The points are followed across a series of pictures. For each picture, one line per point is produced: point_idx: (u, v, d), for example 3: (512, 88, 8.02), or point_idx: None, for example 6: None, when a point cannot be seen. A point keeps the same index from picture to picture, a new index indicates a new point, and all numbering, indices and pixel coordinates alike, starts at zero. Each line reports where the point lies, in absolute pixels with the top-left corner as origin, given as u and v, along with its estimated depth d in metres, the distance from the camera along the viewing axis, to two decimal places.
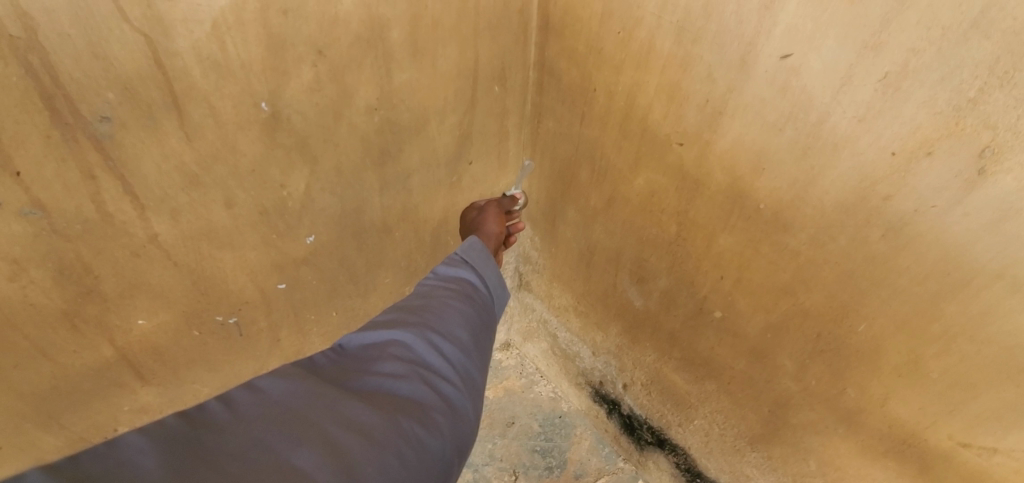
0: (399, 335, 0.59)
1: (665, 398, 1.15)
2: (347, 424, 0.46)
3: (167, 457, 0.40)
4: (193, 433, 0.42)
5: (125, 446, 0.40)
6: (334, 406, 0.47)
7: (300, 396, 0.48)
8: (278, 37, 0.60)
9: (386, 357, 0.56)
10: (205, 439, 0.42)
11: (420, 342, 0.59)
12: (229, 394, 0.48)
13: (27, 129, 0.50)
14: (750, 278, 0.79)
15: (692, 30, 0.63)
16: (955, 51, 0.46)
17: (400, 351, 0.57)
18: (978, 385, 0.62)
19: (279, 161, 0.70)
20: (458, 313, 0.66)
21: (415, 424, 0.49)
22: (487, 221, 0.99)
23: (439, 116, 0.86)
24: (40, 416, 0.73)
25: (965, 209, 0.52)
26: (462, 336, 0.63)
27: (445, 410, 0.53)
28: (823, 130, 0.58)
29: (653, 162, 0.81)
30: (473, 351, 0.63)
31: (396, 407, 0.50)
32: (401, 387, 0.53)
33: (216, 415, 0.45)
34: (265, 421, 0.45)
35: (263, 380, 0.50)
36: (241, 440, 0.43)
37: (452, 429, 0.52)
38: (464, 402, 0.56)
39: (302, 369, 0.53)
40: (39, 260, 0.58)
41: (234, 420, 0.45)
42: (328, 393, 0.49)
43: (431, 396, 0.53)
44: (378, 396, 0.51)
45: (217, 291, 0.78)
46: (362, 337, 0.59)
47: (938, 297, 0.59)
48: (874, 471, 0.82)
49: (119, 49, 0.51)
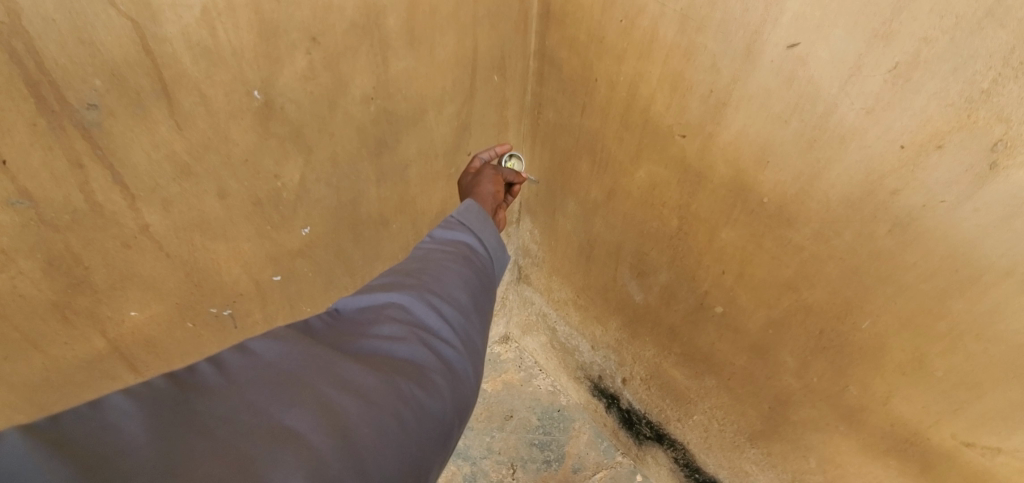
0: (396, 297, 0.55)
1: (664, 393, 1.14)
2: (343, 386, 0.42)
3: (154, 423, 0.36)
4: (182, 396, 0.38)
5: (109, 409, 0.36)
6: (329, 367, 0.44)
7: (295, 358, 0.44)
8: (271, 24, 0.58)
9: (383, 319, 0.52)
10: (195, 402, 0.38)
11: (420, 304, 0.55)
12: (220, 355, 0.44)
13: (12, 116, 0.48)
14: (751, 274, 0.78)
15: (697, 18, 0.62)
16: (969, 40, 0.45)
17: (397, 314, 0.53)
18: (984, 385, 0.61)
19: (273, 150, 0.69)
20: (458, 275, 0.61)
21: (414, 386, 0.46)
22: (481, 182, 0.85)
23: (437, 106, 0.84)
24: (33, 408, 0.71)
25: (974, 205, 0.51)
26: (462, 297, 0.59)
27: (444, 372, 0.50)
28: (831, 122, 0.56)
29: (656, 153, 0.79)
30: (473, 313, 0.59)
31: (394, 369, 0.46)
32: (400, 349, 0.49)
33: (206, 377, 0.41)
34: (259, 383, 0.41)
35: (255, 342, 0.46)
36: (232, 404, 0.39)
37: (452, 392, 0.49)
38: (464, 365, 0.52)
39: (296, 330, 0.49)
40: (28, 251, 0.56)
41: (225, 384, 0.41)
42: (323, 355, 0.46)
43: (431, 358, 0.50)
44: (375, 358, 0.47)
45: (211, 282, 0.77)
46: (358, 300, 0.55)
47: (944, 295, 0.58)
48: (874, 469, 0.81)
49: (106, 35, 0.49)
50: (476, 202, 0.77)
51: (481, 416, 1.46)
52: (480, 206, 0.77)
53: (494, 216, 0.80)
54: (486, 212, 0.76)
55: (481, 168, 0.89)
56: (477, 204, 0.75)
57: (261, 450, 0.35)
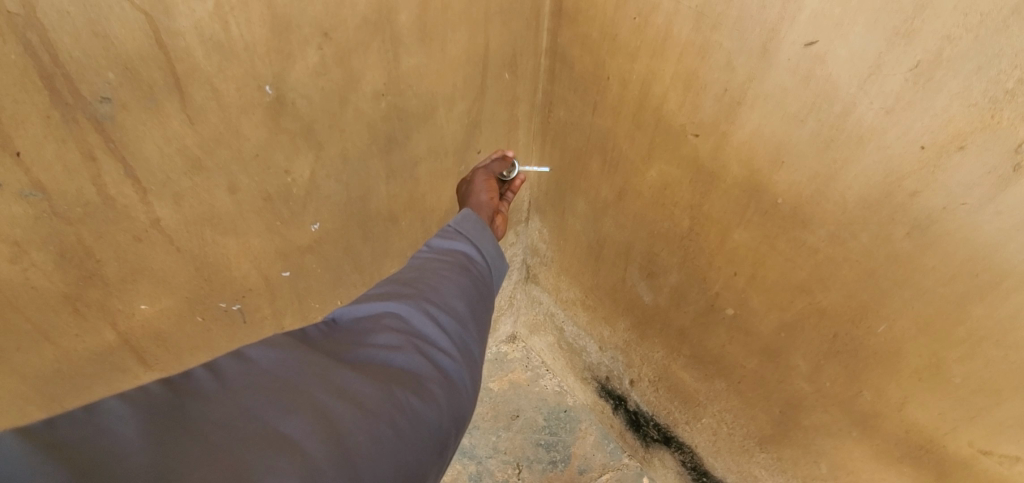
0: (393, 306, 0.55)
1: (672, 395, 1.13)
2: (338, 394, 0.42)
3: (150, 428, 0.36)
4: (178, 402, 0.39)
5: (104, 413, 0.36)
6: (325, 375, 0.44)
7: (291, 365, 0.44)
8: (283, 18, 0.58)
9: (380, 328, 0.52)
10: (190, 408, 0.38)
11: (417, 313, 0.54)
12: (216, 362, 0.44)
13: (26, 108, 0.48)
14: (764, 275, 0.77)
15: (712, 16, 0.61)
16: (994, 38, 0.44)
17: (394, 323, 0.53)
18: (1003, 392, 0.60)
19: (283, 146, 0.69)
20: (456, 284, 0.61)
21: (410, 395, 0.45)
22: (476, 190, 0.88)
23: (447, 103, 0.84)
24: (44, 399, 0.71)
25: (997, 207, 0.50)
26: (460, 306, 0.58)
27: (441, 382, 0.49)
28: (849, 122, 0.55)
29: (668, 153, 0.78)
30: (470, 322, 0.58)
31: (389, 377, 0.46)
32: (396, 358, 0.49)
33: (201, 383, 0.41)
34: (255, 389, 0.41)
35: (252, 348, 0.46)
36: (227, 411, 0.39)
37: (449, 401, 0.49)
38: (461, 374, 0.52)
39: (293, 338, 0.49)
40: (41, 242, 0.56)
41: (221, 389, 0.41)
42: (320, 362, 0.45)
43: (427, 367, 0.49)
44: (371, 367, 0.47)
45: (220, 277, 0.77)
46: (355, 309, 0.55)
47: (964, 300, 0.57)
48: (888, 476, 0.80)
49: (119, 28, 0.49)
50: (471, 212, 0.77)
51: (487, 415, 1.45)
52: (474, 216, 0.77)
53: (489, 222, 0.83)
54: (482, 221, 0.76)
55: (472, 175, 0.92)
56: (475, 213, 0.75)
57: (255, 456, 0.35)
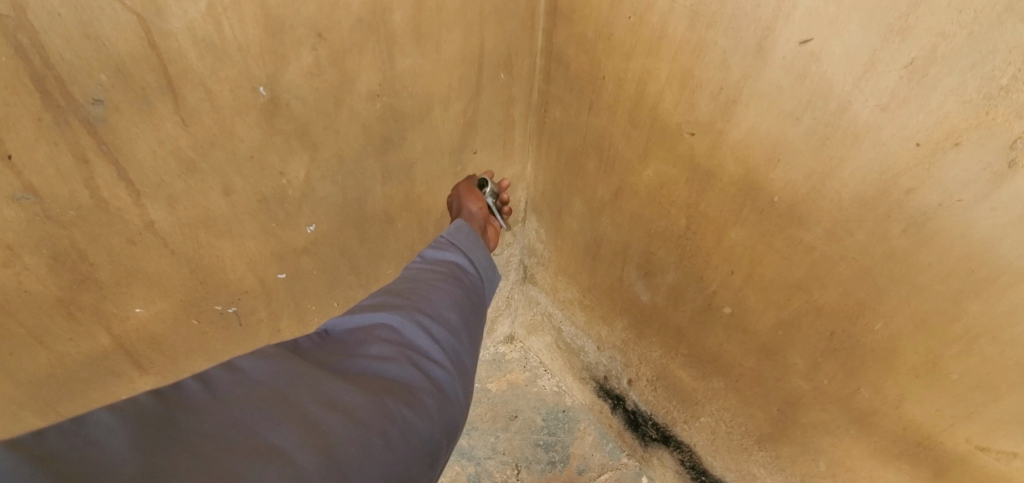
0: (386, 318, 0.55)
1: (670, 394, 1.14)
2: (330, 405, 0.42)
3: (139, 438, 0.36)
4: (167, 413, 0.38)
5: (94, 424, 0.36)
6: (316, 386, 0.44)
7: (282, 377, 0.44)
8: (277, 19, 0.58)
9: (372, 339, 0.52)
10: (180, 420, 0.38)
11: (409, 324, 0.54)
12: (210, 373, 0.44)
13: (18, 111, 0.48)
14: (761, 273, 0.77)
15: (706, 14, 0.61)
16: (988, 34, 0.44)
17: (386, 334, 0.53)
18: (1000, 388, 0.60)
19: (278, 147, 0.69)
20: (449, 295, 0.61)
21: (402, 405, 0.45)
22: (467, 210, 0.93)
23: (443, 103, 0.84)
24: (37, 404, 0.70)
25: (992, 204, 0.50)
26: (452, 316, 0.58)
27: (434, 393, 0.49)
28: (845, 119, 0.55)
29: (664, 152, 0.78)
30: (463, 333, 0.58)
31: (381, 388, 0.46)
32: (388, 369, 0.49)
33: (193, 394, 0.41)
34: (245, 401, 0.41)
35: (244, 360, 0.46)
36: (217, 422, 0.39)
37: (441, 412, 0.48)
38: (453, 384, 0.52)
39: (285, 349, 0.49)
40: (33, 246, 0.56)
41: (211, 401, 0.41)
42: (312, 374, 0.45)
43: (419, 378, 0.49)
44: (363, 378, 0.47)
45: (215, 279, 0.76)
46: (348, 320, 0.55)
47: (960, 297, 0.57)
48: (887, 473, 0.80)
49: (111, 30, 0.49)
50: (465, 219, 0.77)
51: (485, 416, 1.45)
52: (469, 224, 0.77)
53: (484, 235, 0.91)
54: (475, 228, 0.76)
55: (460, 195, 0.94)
56: (468, 222, 0.75)
57: (245, 467, 0.35)
